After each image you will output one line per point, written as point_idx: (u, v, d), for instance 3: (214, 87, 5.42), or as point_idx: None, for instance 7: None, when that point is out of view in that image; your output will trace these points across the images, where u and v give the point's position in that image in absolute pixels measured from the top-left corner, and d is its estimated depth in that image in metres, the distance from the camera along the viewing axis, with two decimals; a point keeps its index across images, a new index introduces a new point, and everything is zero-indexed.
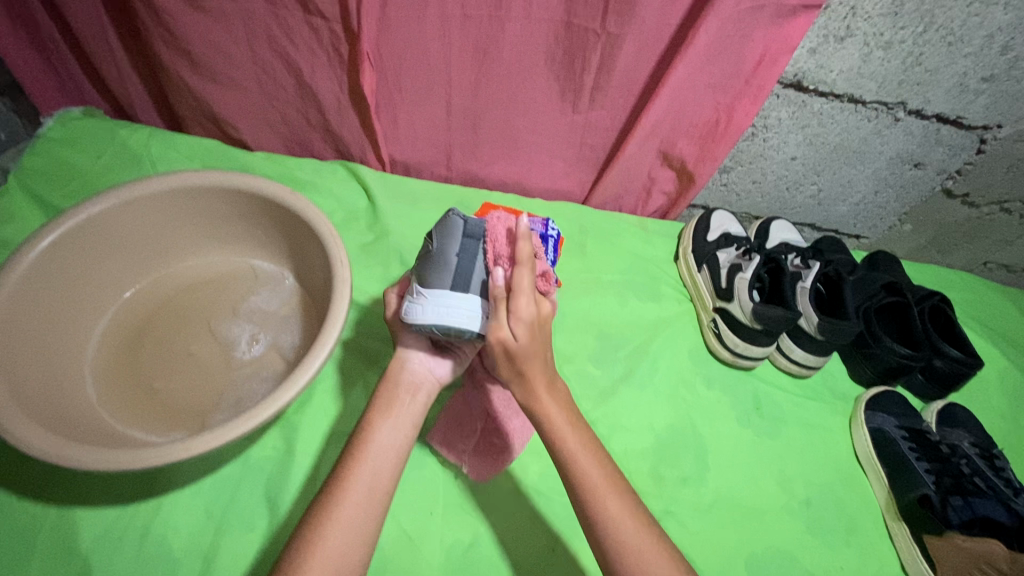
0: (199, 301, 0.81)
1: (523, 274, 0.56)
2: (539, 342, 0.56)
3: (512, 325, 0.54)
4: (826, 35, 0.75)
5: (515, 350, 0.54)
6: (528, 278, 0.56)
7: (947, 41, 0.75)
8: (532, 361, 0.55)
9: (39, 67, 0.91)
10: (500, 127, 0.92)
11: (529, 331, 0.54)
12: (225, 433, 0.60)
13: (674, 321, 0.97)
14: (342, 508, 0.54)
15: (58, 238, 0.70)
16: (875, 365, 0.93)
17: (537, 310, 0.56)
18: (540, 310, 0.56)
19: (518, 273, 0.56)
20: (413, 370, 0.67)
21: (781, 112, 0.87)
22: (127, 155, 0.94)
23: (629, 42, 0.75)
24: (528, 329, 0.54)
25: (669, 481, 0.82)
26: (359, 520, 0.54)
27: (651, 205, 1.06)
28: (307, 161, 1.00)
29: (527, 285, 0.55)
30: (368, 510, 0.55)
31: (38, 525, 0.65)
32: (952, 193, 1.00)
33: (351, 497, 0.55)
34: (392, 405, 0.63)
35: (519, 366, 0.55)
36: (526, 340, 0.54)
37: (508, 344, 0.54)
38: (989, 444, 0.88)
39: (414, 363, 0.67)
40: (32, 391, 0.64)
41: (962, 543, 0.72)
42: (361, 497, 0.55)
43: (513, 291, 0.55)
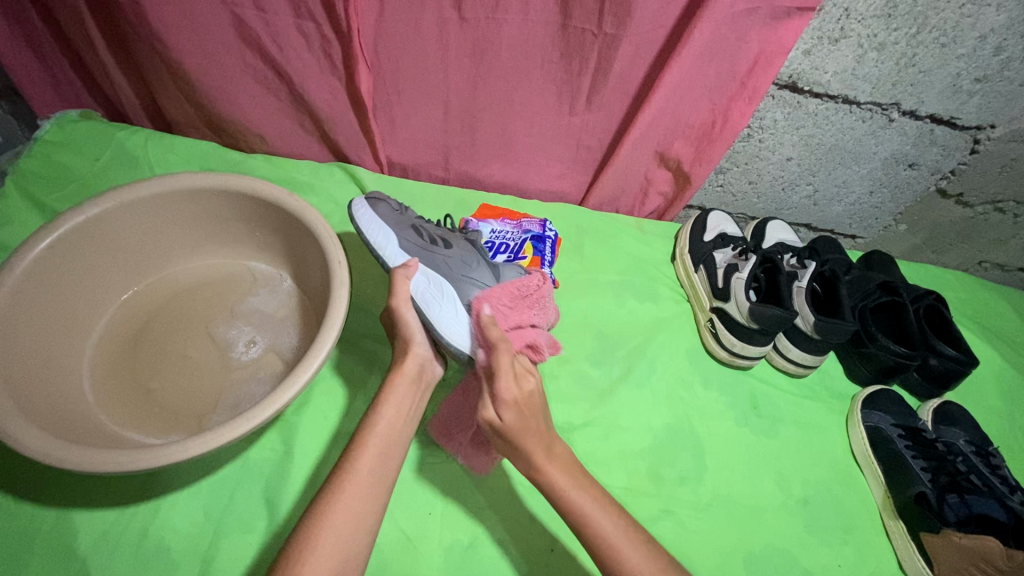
0: (196, 303, 0.81)
1: (502, 356, 0.59)
2: (530, 418, 0.58)
3: (500, 410, 0.57)
4: (820, 36, 0.76)
5: (505, 430, 0.57)
6: (508, 361, 0.59)
7: (941, 42, 0.75)
8: (523, 438, 0.57)
9: (36, 69, 0.91)
10: (497, 129, 0.92)
11: (518, 408, 0.57)
12: (223, 434, 0.60)
13: (671, 321, 0.98)
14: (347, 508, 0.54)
15: (56, 239, 0.70)
16: (871, 363, 0.94)
17: (521, 388, 0.58)
18: (525, 388, 0.59)
19: (497, 356, 0.59)
20: (421, 364, 0.68)
21: (777, 113, 0.87)
22: (124, 157, 0.94)
23: (626, 44, 0.76)
24: (515, 409, 0.57)
25: (667, 481, 0.82)
26: (361, 516, 0.54)
27: (648, 206, 1.06)
28: (304, 163, 1.00)
29: (506, 365, 0.59)
30: (369, 505, 0.55)
31: (34, 527, 0.65)
32: (946, 193, 1.01)
33: (354, 491, 0.55)
34: (400, 400, 0.64)
35: (515, 444, 0.57)
36: (516, 422, 0.57)
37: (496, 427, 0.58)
38: (985, 442, 0.89)
39: (423, 356, 0.69)
40: (29, 392, 0.64)
41: (960, 541, 0.72)
42: (365, 494, 0.56)
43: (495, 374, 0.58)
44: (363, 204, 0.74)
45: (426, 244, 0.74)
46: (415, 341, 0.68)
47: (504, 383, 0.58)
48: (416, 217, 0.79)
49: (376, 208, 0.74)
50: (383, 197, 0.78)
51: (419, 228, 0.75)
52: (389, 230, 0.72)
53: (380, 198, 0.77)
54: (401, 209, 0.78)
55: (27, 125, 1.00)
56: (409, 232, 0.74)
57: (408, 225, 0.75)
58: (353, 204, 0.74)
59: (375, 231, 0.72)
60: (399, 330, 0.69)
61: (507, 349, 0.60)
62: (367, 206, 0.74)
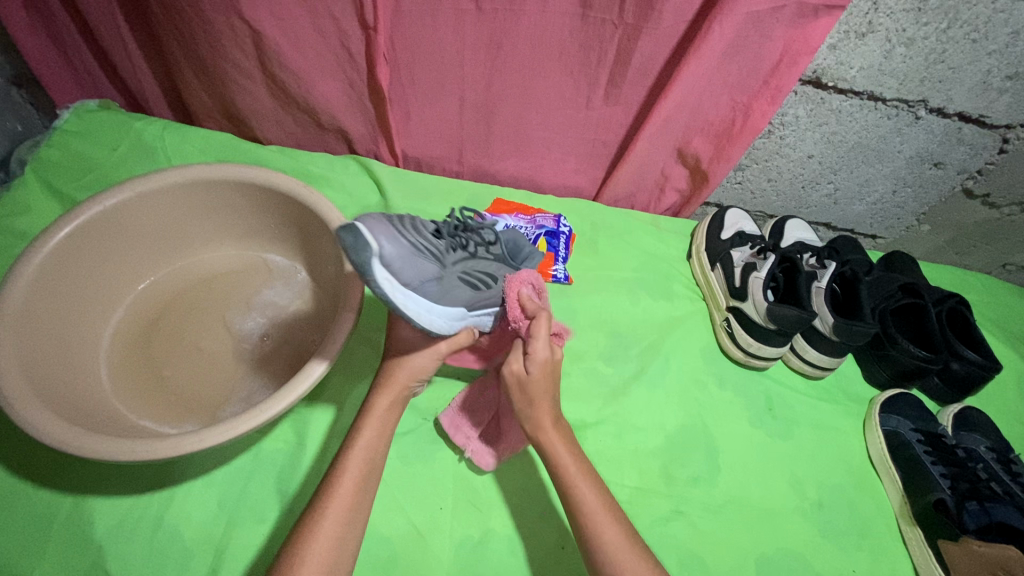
0: (210, 293, 0.81)
1: (543, 320, 0.60)
2: (551, 379, 0.60)
3: (529, 364, 0.59)
4: (846, 31, 0.74)
5: (525, 382, 0.59)
6: (544, 325, 0.60)
7: (972, 38, 0.73)
8: (539, 398, 0.59)
9: (55, 59, 0.92)
10: (513, 123, 0.91)
11: (543, 365, 0.59)
12: (238, 426, 0.60)
13: (686, 320, 0.96)
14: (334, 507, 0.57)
15: (75, 229, 0.71)
16: (891, 367, 0.92)
17: (551, 354, 0.60)
18: (554, 356, 0.60)
19: (537, 322, 0.60)
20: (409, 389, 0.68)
21: (799, 109, 0.85)
22: (141, 147, 0.94)
23: (645, 39, 0.74)
24: (538, 368, 0.58)
25: (679, 481, 0.81)
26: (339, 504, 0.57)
27: (665, 202, 1.05)
28: (319, 154, 1.00)
29: (541, 335, 0.60)
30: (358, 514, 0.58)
31: (52, 514, 0.66)
32: (971, 194, 0.98)
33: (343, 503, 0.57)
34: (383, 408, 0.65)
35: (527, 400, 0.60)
36: (537, 376, 0.58)
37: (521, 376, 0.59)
38: (1006, 448, 0.87)
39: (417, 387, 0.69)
40: (48, 380, 0.64)
41: (979, 549, 0.71)
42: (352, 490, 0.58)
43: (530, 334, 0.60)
44: (416, 304, 0.56)
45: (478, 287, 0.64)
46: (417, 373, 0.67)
47: (536, 343, 0.59)
48: (437, 248, 0.59)
49: (428, 295, 0.58)
50: (409, 269, 0.55)
51: (466, 275, 0.62)
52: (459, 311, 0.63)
53: (415, 277, 0.55)
54: (428, 257, 0.57)
55: (47, 115, 1.01)
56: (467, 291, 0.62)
57: (457, 282, 0.61)
58: (410, 313, 0.56)
59: (442, 319, 0.61)
60: (412, 360, 0.67)
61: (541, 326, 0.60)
62: (420, 301, 0.57)
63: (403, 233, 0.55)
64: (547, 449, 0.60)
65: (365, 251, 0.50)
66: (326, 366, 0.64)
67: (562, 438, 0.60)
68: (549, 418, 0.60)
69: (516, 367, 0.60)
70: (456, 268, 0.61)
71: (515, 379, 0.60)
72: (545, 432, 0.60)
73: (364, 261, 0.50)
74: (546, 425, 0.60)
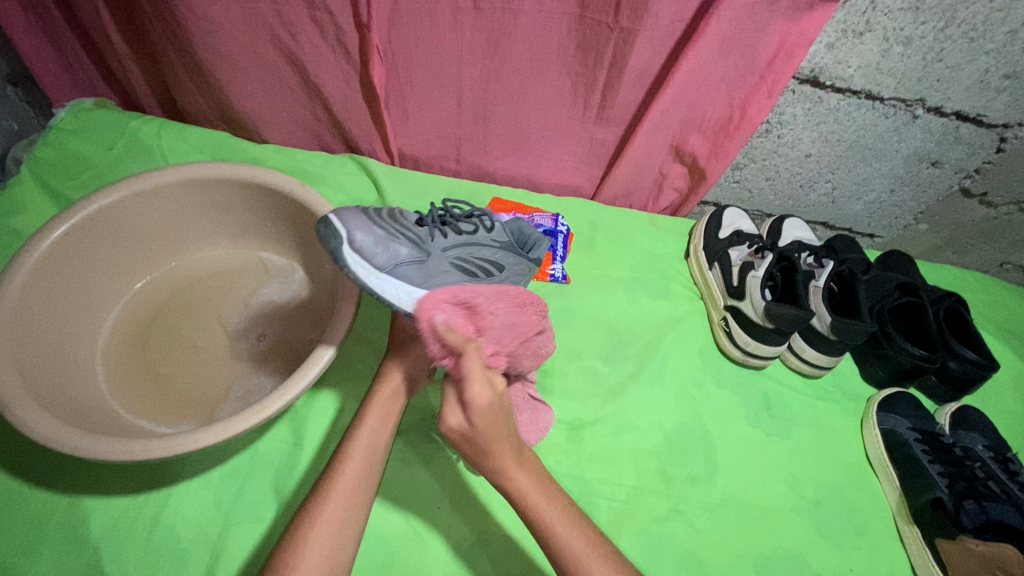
0: (207, 292, 0.81)
1: (470, 356, 0.48)
2: (503, 423, 0.50)
3: (470, 416, 0.48)
4: (844, 29, 0.74)
5: (472, 438, 0.50)
6: (477, 361, 0.48)
7: (969, 36, 0.73)
8: (494, 445, 0.51)
9: (51, 57, 0.92)
10: (510, 121, 0.91)
11: (488, 412, 0.48)
12: (234, 425, 0.60)
13: (684, 319, 0.96)
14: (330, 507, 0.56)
15: (71, 227, 0.70)
16: (888, 366, 0.92)
17: (494, 392, 0.49)
18: (497, 388, 0.50)
19: (465, 360, 0.48)
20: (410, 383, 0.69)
21: (797, 108, 0.85)
22: (137, 146, 0.94)
23: (643, 37, 0.74)
24: (484, 416, 0.48)
25: (677, 480, 0.81)
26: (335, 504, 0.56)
27: (663, 201, 1.05)
28: (317, 153, 1.00)
29: (477, 374, 0.47)
30: (353, 514, 0.58)
31: (47, 514, 0.65)
32: (969, 192, 0.98)
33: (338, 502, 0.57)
34: (379, 407, 0.64)
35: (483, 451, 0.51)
36: (486, 426, 0.49)
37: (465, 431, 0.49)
38: (1003, 446, 0.87)
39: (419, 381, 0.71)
40: (43, 379, 0.64)
41: (977, 548, 0.71)
42: (348, 489, 0.58)
43: (461, 376, 0.48)
44: (396, 288, 0.59)
45: (477, 274, 0.66)
46: (419, 365, 0.68)
47: (473, 388, 0.47)
48: (422, 236, 0.63)
49: (409, 280, 0.60)
50: (382, 253, 0.59)
51: (459, 261, 0.65)
52: None
53: (388, 261, 0.59)
54: (410, 244, 0.61)
55: (43, 113, 1.01)
56: (460, 277, 0.64)
57: (448, 267, 0.64)
58: (388, 297, 0.58)
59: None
60: (417, 353, 0.69)
61: (474, 355, 0.48)
62: (399, 284, 0.59)
63: (377, 222, 0.60)
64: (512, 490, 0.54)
65: (334, 236, 0.57)
66: (323, 366, 0.64)
67: (523, 472, 0.54)
68: (510, 462, 0.53)
69: (456, 421, 0.50)
70: (441, 253, 0.63)
71: (460, 434, 0.50)
72: (507, 475, 0.53)
73: (334, 248, 0.57)
74: (509, 465, 0.53)
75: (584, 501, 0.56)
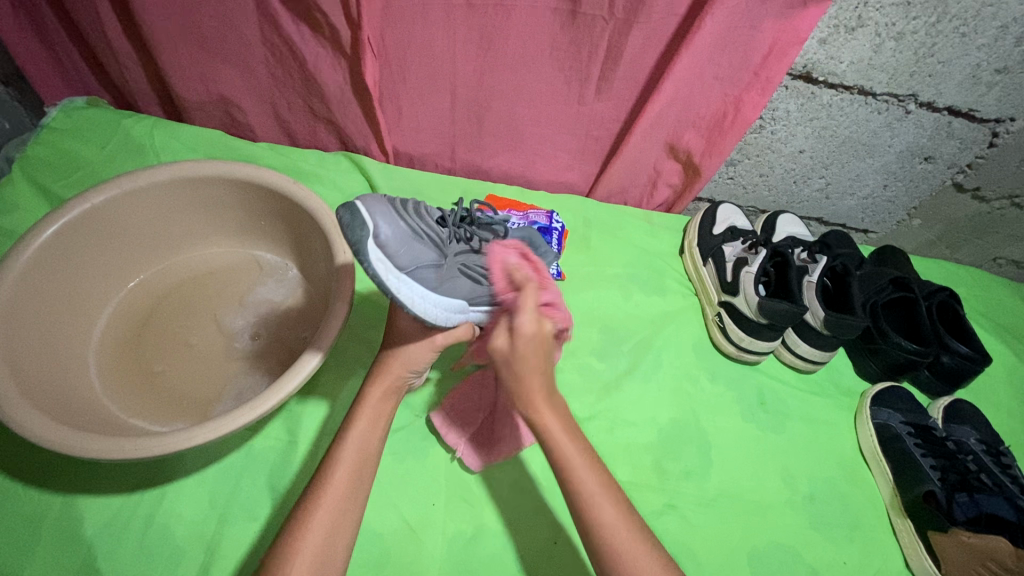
0: (201, 291, 0.81)
1: (529, 292, 0.58)
2: (541, 356, 0.57)
3: (515, 338, 0.57)
4: (836, 25, 0.74)
5: (512, 359, 0.57)
6: (532, 297, 0.58)
7: (961, 32, 0.73)
8: (525, 373, 0.57)
9: (42, 55, 0.91)
10: (504, 118, 0.91)
11: (529, 339, 0.57)
12: (228, 423, 0.60)
13: (678, 315, 0.97)
14: (325, 505, 0.56)
15: (62, 226, 0.70)
16: (882, 361, 0.92)
17: (541, 326, 0.58)
18: (544, 328, 0.58)
19: (523, 292, 0.58)
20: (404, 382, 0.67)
21: (790, 104, 0.85)
22: (130, 145, 0.94)
23: (636, 33, 0.74)
24: (527, 344, 0.56)
25: (672, 475, 0.81)
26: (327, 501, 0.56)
27: (657, 197, 1.05)
28: (310, 151, 0.99)
29: (530, 304, 0.58)
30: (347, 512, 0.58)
31: (41, 514, 0.65)
32: (962, 187, 0.99)
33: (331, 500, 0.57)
34: (374, 411, 0.64)
35: (516, 382, 0.57)
36: (524, 352, 0.56)
37: (503, 350, 0.57)
38: (996, 441, 0.87)
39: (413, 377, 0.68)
40: (36, 379, 0.64)
41: (968, 540, 0.72)
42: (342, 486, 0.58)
43: (518, 306, 0.58)
44: (410, 290, 0.58)
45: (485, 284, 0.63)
46: (414, 365, 0.66)
47: (524, 314, 0.57)
48: (441, 239, 0.62)
49: (423, 283, 0.59)
50: (404, 252, 0.57)
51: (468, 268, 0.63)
52: (458, 304, 0.63)
53: (408, 261, 0.58)
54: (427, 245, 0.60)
55: (34, 112, 1.00)
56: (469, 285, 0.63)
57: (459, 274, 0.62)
58: (402, 298, 0.57)
59: (439, 310, 0.60)
60: (410, 353, 0.66)
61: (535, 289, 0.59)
62: (414, 287, 0.58)
63: (402, 218, 0.59)
64: (538, 426, 0.57)
65: (359, 228, 0.55)
66: (314, 366, 0.64)
67: (552, 409, 0.57)
68: (539, 392, 0.57)
69: (501, 342, 0.58)
70: (454, 259, 0.62)
71: (501, 354, 0.58)
72: (535, 408, 0.57)
73: (359, 240, 0.55)
74: (538, 400, 0.57)
75: (577, 496, 0.56)
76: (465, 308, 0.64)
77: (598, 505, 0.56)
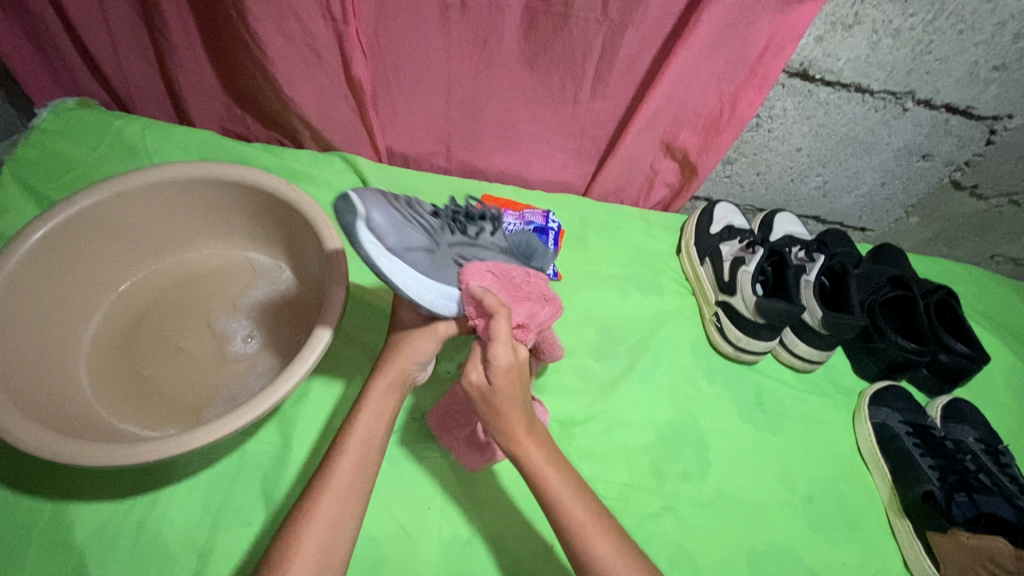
0: (193, 294, 0.80)
1: (501, 319, 0.54)
2: (518, 385, 0.56)
3: (492, 376, 0.55)
4: (833, 22, 0.73)
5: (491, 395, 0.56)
6: (505, 326, 0.54)
7: (958, 28, 0.73)
8: (509, 408, 0.56)
9: (31, 56, 0.90)
10: (499, 118, 0.90)
11: (506, 372, 0.55)
12: (220, 428, 0.59)
13: (675, 315, 0.96)
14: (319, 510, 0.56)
15: (52, 229, 0.69)
16: (880, 360, 0.92)
17: (513, 357, 0.55)
18: (516, 357, 0.55)
19: (495, 322, 0.54)
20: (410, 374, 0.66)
21: (787, 102, 0.85)
22: (121, 146, 0.93)
23: (632, 30, 0.74)
24: (504, 378, 0.55)
25: (669, 477, 0.81)
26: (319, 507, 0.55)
27: (654, 196, 1.04)
28: (303, 152, 0.99)
29: (504, 333, 0.54)
30: None
31: (32, 521, 0.65)
32: (959, 185, 0.98)
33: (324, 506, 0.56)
34: (381, 403, 0.63)
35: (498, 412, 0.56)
36: (504, 389, 0.55)
37: (483, 389, 0.56)
38: (993, 439, 0.87)
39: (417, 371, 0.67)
40: (24, 384, 0.63)
41: (965, 541, 0.71)
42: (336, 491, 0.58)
43: (489, 338, 0.55)
44: (404, 272, 0.55)
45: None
46: (417, 357, 0.65)
47: (497, 349, 0.54)
48: (432, 227, 0.60)
49: (417, 267, 0.56)
50: (396, 235, 0.55)
51: (464, 260, 0.61)
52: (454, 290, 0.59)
53: (400, 243, 0.55)
54: (420, 230, 0.57)
55: (25, 113, 0.99)
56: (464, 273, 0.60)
57: (454, 262, 0.60)
58: (394, 280, 0.54)
59: (433, 296, 0.57)
60: (415, 344, 0.65)
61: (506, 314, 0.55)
62: (409, 270, 0.55)
63: (392, 204, 0.56)
64: (523, 459, 0.57)
65: (348, 210, 0.52)
66: (323, 350, 0.64)
67: (534, 441, 0.57)
68: (519, 422, 0.57)
69: (478, 378, 0.56)
70: (447, 247, 0.60)
71: (478, 393, 0.56)
72: (521, 444, 0.57)
73: (348, 221, 0.52)
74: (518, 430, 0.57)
75: (572, 500, 0.56)
76: (459, 296, 0.60)
77: (594, 510, 0.55)
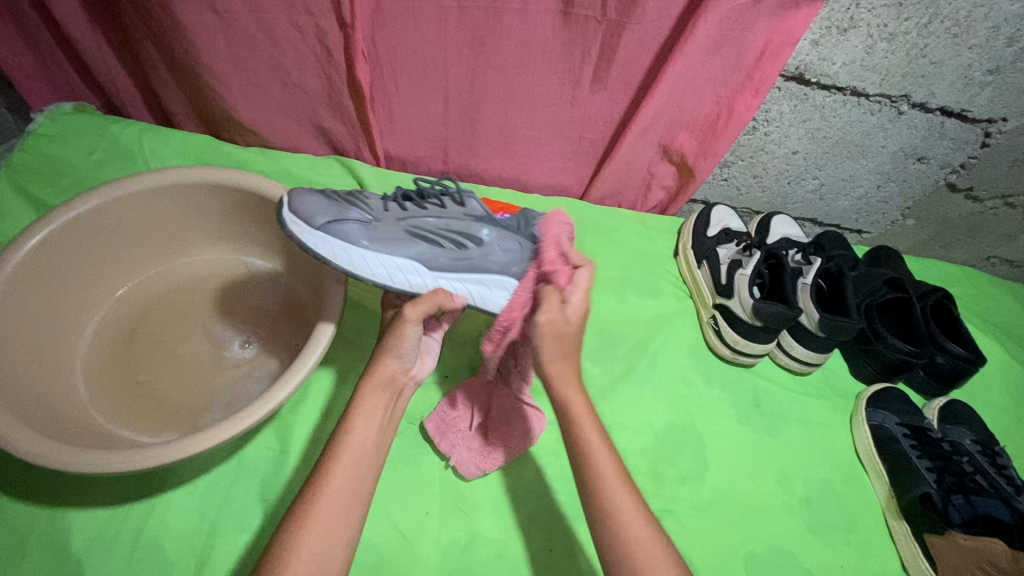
0: (189, 300, 0.80)
1: (556, 292, 0.59)
2: (580, 334, 0.60)
3: (539, 335, 0.59)
4: (829, 26, 0.74)
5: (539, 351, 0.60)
6: (558, 295, 0.59)
7: (953, 32, 0.73)
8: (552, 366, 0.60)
9: (28, 61, 0.90)
10: (497, 122, 0.90)
11: (554, 334, 0.59)
12: (216, 435, 0.59)
13: (672, 318, 0.96)
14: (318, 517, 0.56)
15: (48, 235, 0.69)
16: (876, 362, 0.92)
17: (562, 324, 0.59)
18: (566, 323, 0.59)
19: (551, 291, 0.59)
20: (394, 373, 0.64)
21: (783, 106, 0.85)
22: (118, 150, 0.93)
23: (629, 34, 0.74)
24: (551, 338, 0.59)
25: (668, 480, 0.81)
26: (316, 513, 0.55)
27: (651, 199, 1.05)
28: (301, 156, 0.99)
29: (556, 301, 0.59)
30: None
31: (29, 527, 0.64)
32: (955, 187, 0.99)
33: None
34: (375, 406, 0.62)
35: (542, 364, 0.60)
36: (550, 347, 0.59)
37: (557, 317, 0.58)
38: (992, 441, 0.88)
39: (399, 367, 0.64)
40: (20, 391, 0.63)
41: (962, 541, 0.72)
42: None
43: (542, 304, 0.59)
44: (337, 245, 0.59)
45: (444, 244, 0.63)
46: (397, 354, 0.63)
47: (579, 286, 0.59)
48: (376, 209, 0.65)
49: (352, 240, 0.60)
50: (328, 213, 0.60)
51: (417, 232, 0.64)
52: (396, 260, 0.62)
53: (331, 220, 0.60)
54: (363, 211, 0.63)
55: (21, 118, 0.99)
56: (410, 244, 0.63)
57: (399, 235, 0.63)
58: (322, 251, 0.59)
59: (379, 266, 0.61)
60: (391, 342, 0.62)
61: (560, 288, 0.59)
62: (343, 244, 0.60)
63: (329, 194, 0.63)
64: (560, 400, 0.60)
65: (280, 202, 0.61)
66: (317, 357, 0.64)
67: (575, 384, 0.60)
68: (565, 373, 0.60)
69: (529, 335, 0.61)
70: (392, 224, 0.63)
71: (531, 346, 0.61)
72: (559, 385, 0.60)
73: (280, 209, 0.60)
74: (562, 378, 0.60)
75: None
76: (407, 266, 0.62)
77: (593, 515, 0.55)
